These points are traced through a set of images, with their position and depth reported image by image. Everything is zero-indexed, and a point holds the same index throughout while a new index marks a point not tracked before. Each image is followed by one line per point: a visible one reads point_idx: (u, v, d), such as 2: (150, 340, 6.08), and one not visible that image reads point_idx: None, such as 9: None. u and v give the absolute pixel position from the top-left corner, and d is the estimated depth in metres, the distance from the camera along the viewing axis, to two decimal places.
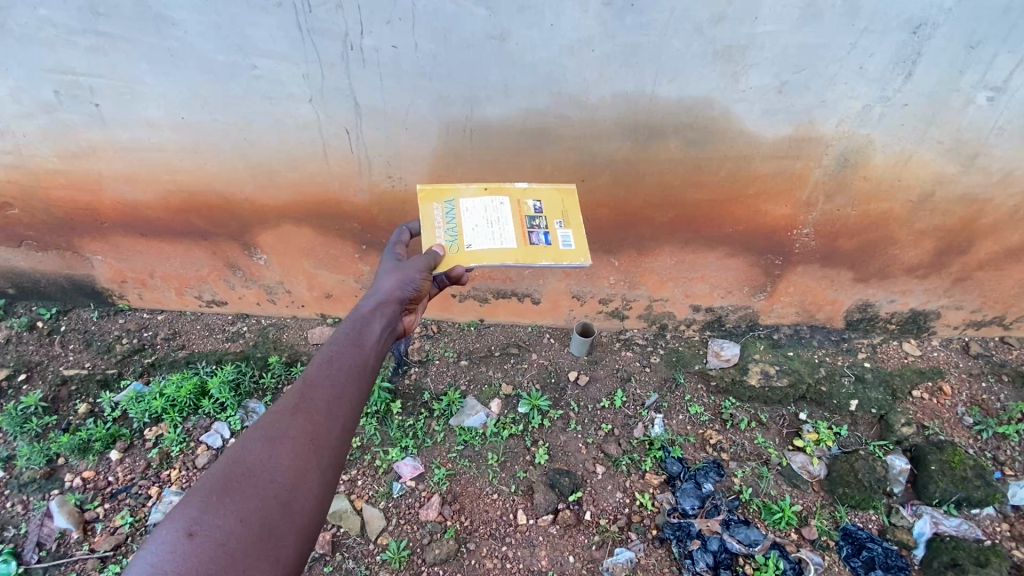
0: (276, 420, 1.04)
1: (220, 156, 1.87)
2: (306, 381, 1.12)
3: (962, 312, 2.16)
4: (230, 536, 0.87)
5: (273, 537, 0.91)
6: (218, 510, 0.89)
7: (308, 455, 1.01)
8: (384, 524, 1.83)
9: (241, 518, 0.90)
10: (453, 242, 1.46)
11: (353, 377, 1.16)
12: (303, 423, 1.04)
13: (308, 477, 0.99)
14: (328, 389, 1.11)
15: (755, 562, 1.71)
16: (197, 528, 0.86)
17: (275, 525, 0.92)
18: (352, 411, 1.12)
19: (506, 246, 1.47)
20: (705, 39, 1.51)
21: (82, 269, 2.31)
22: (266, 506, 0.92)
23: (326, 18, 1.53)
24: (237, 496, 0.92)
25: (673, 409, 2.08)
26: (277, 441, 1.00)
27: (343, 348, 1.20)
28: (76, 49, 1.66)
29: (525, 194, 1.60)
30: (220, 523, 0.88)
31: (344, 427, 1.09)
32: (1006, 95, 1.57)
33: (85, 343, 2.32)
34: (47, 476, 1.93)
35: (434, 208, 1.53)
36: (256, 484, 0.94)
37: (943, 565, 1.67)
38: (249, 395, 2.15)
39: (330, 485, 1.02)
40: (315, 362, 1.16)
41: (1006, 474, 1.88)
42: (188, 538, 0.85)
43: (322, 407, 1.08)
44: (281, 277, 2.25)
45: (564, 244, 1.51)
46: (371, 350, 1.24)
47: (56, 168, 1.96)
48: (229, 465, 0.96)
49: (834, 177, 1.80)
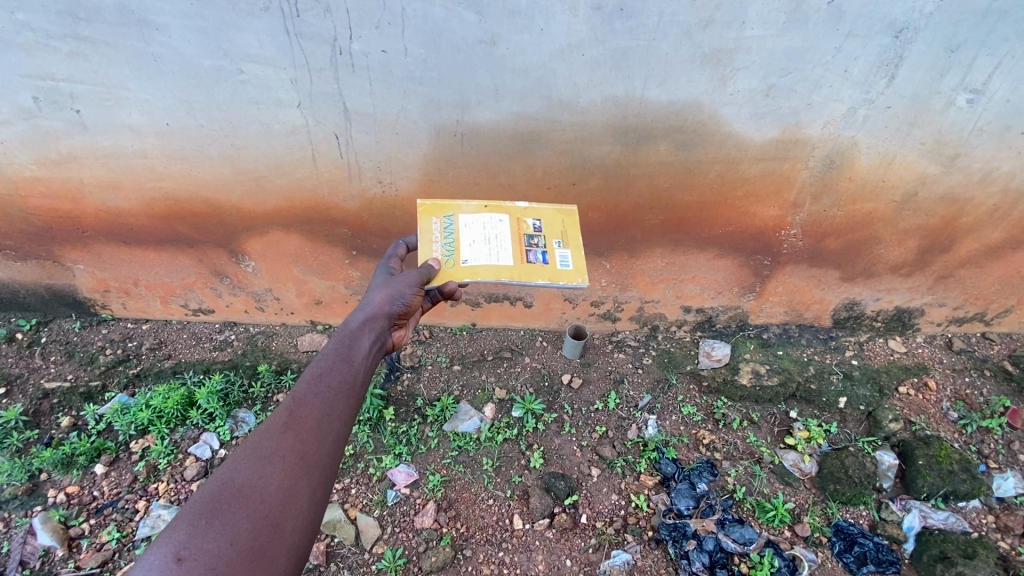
0: (266, 437, 1.03)
1: (206, 163, 1.84)
2: (296, 397, 1.11)
3: (945, 308, 2.21)
4: (219, 560, 0.86)
5: (264, 559, 0.90)
6: (207, 533, 0.89)
7: (298, 474, 1.00)
8: (379, 532, 1.81)
9: (231, 540, 0.89)
10: (449, 256, 1.45)
11: (344, 393, 1.15)
12: (293, 441, 1.03)
13: (298, 496, 0.98)
14: (318, 405, 1.11)
15: (750, 561, 1.71)
16: (186, 553, 0.85)
17: (264, 547, 0.91)
18: (343, 427, 1.11)
19: (503, 262, 1.46)
20: (694, 42, 1.53)
21: (63, 278, 2.26)
22: (256, 528, 0.92)
23: (314, 23, 1.52)
24: (227, 517, 0.91)
25: (666, 410, 2.09)
26: (266, 460, 0.99)
27: (332, 363, 1.19)
28: (55, 54, 1.62)
29: (525, 213, 1.61)
30: (210, 546, 0.87)
31: (335, 444, 1.08)
32: (985, 97, 1.61)
33: (66, 354, 2.27)
34: (29, 492, 1.87)
35: (433, 222, 1.53)
36: (246, 505, 0.93)
37: (932, 558, 1.69)
38: (238, 405, 2.12)
39: (320, 503, 1.01)
40: (305, 378, 1.15)
41: (990, 466, 1.92)
42: (177, 563, 0.84)
43: (312, 424, 1.07)
44: (270, 284, 2.22)
45: (561, 263, 1.50)
46: (361, 365, 1.23)
47: (35, 176, 1.91)
48: (218, 486, 0.95)
49: (820, 179, 1.82)
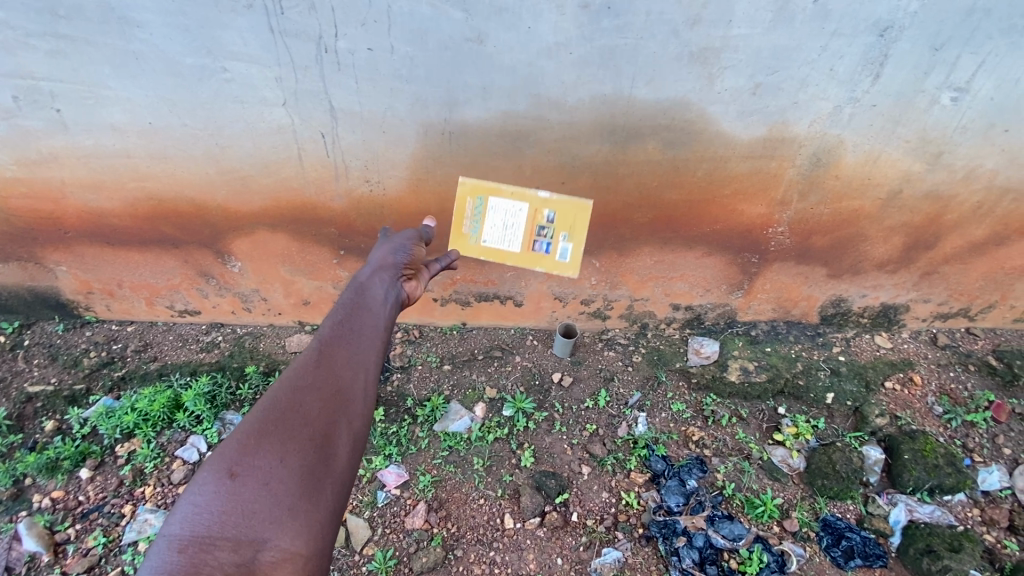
0: (302, 371, 1.09)
1: (190, 162, 1.81)
2: (325, 337, 1.17)
3: (930, 304, 2.23)
4: (271, 476, 0.93)
5: (312, 478, 0.95)
6: (256, 452, 0.95)
7: (336, 404, 1.06)
8: (369, 534, 1.80)
9: (280, 459, 0.95)
10: (474, 232, 1.78)
11: (370, 334, 1.21)
12: (327, 374, 1.09)
13: (338, 423, 1.03)
14: (348, 343, 1.17)
15: (739, 556, 1.73)
16: (238, 469, 0.93)
17: (313, 466, 0.96)
18: (374, 363, 1.17)
19: (512, 248, 1.77)
20: (681, 41, 1.53)
21: (45, 280, 2.22)
22: (302, 448, 0.97)
23: (299, 20, 1.51)
24: (274, 438, 0.97)
25: (656, 407, 2.10)
26: (305, 389, 1.06)
27: (355, 309, 1.25)
28: (34, 52, 1.59)
29: (544, 203, 1.76)
30: (260, 464, 0.94)
31: (369, 377, 1.13)
32: (968, 95, 1.63)
33: (50, 357, 2.23)
34: (14, 497, 1.85)
35: (468, 201, 1.79)
36: (290, 428, 0.99)
37: (918, 552, 1.73)
38: (226, 407, 2.10)
39: (362, 429, 1.07)
40: (333, 321, 1.21)
41: (974, 460, 1.95)
42: (231, 479, 0.92)
43: (343, 360, 1.13)
44: (257, 285, 2.19)
45: (559, 257, 1.77)
46: (383, 311, 1.29)
47: (14, 176, 1.88)
48: (262, 412, 1.02)
49: (807, 176, 1.83)
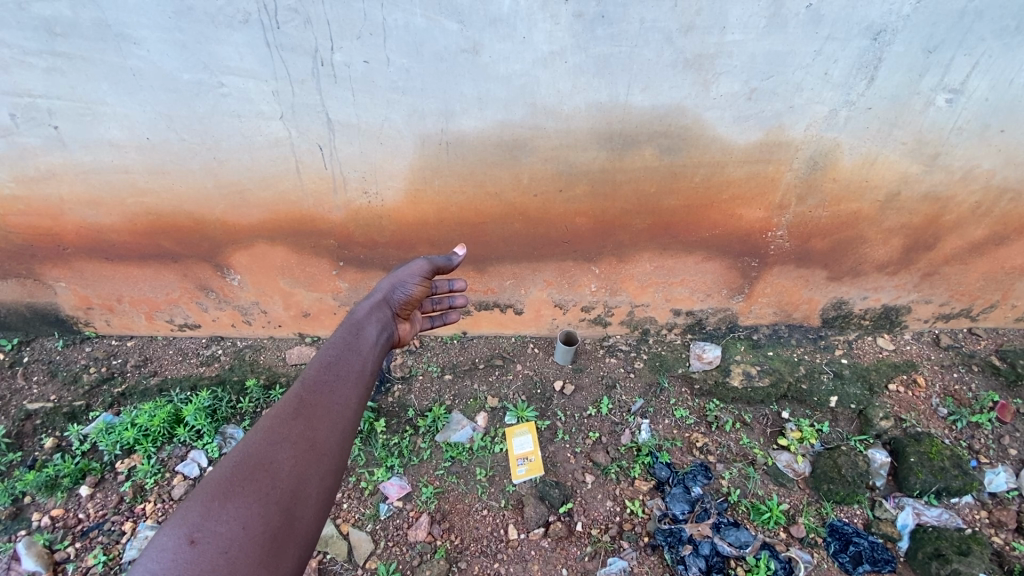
0: (278, 426, 1.15)
1: (188, 177, 1.82)
2: (307, 386, 1.26)
3: (931, 305, 2.22)
4: (231, 544, 0.94)
5: (275, 544, 0.98)
6: (220, 517, 0.97)
7: (308, 461, 1.11)
8: (372, 547, 1.78)
9: (243, 524, 0.97)
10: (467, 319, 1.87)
11: (351, 383, 1.31)
12: (303, 430, 1.15)
13: (309, 483, 1.09)
14: (328, 395, 1.25)
15: (746, 564, 1.70)
16: (199, 535, 0.94)
17: (276, 530, 1.00)
18: (351, 417, 1.25)
19: None
20: (675, 48, 1.54)
21: (45, 297, 2.22)
22: (268, 512, 1.00)
23: (294, 34, 1.52)
24: (240, 503, 1.00)
25: (659, 414, 2.08)
26: (277, 447, 1.11)
27: (340, 354, 1.37)
28: (32, 70, 1.61)
29: None
30: (223, 529, 0.95)
31: (341, 436, 1.20)
32: (963, 96, 1.63)
33: (49, 374, 2.22)
34: (13, 517, 1.83)
35: None
36: (259, 491, 1.02)
37: (927, 556, 1.70)
38: (226, 421, 2.09)
39: (329, 490, 1.12)
40: (313, 371, 1.30)
41: (981, 462, 1.93)
42: (191, 545, 0.92)
43: (321, 412, 1.21)
44: (256, 297, 2.19)
45: None
46: (368, 357, 1.43)
47: (14, 194, 1.89)
48: (232, 470, 1.05)
49: (805, 180, 1.83)
